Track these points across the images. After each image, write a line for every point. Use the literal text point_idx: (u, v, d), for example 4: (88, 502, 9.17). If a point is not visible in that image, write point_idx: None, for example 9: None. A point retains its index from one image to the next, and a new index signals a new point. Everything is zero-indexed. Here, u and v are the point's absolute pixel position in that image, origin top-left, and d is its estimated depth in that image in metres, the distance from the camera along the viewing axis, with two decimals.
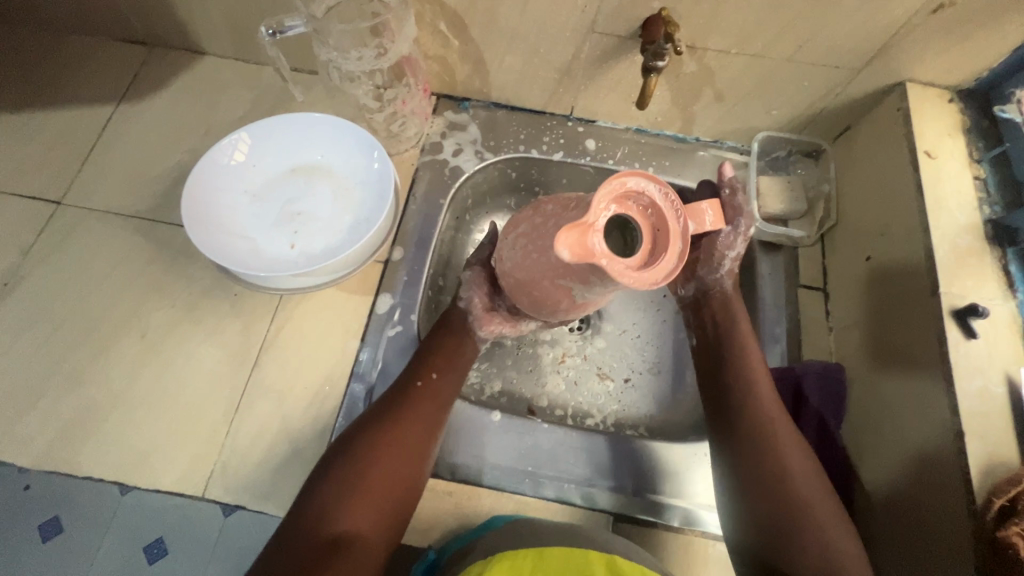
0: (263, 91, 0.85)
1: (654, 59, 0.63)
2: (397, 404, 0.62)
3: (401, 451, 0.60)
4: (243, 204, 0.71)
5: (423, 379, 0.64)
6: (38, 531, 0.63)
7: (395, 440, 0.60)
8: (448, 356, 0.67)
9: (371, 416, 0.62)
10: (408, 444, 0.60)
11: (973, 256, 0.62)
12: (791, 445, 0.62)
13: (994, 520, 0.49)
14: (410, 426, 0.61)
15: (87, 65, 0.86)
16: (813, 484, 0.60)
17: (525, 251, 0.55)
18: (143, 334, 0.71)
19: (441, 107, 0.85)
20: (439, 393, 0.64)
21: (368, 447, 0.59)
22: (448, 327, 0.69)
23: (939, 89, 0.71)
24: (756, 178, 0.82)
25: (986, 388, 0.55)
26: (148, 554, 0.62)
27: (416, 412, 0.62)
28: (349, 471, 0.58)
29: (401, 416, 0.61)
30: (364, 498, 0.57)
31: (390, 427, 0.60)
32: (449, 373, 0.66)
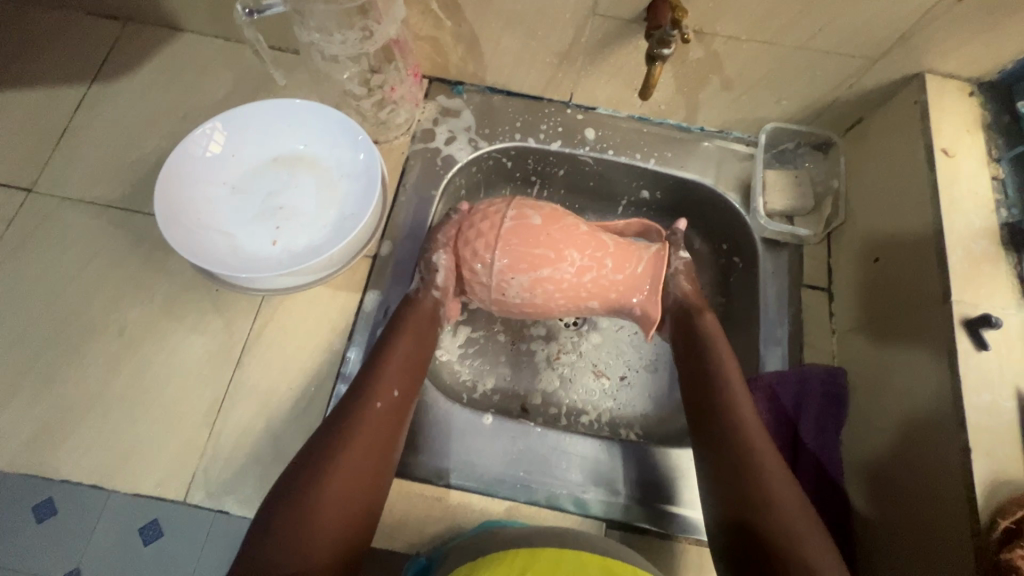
0: (244, 72, 0.80)
1: (660, 47, 0.59)
2: (349, 426, 0.56)
3: (355, 472, 0.54)
4: (222, 197, 0.68)
5: (382, 399, 0.58)
6: (32, 511, 0.61)
7: (351, 461, 0.54)
8: (405, 365, 0.62)
9: (325, 432, 0.56)
10: (365, 466, 0.55)
11: (987, 263, 0.59)
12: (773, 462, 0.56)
13: (997, 541, 0.48)
14: (366, 447, 0.56)
15: (56, 41, 0.81)
16: (799, 507, 0.53)
17: (546, 296, 0.63)
18: (121, 331, 0.68)
19: (433, 92, 0.81)
20: (397, 409, 0.59)
21: (321, 470, 0.53)
22: (408, 333, 0.64)
23: (960, 81, 0.67)
24: (763, 171, 0.78)
25: (996, 402, 0.53)
26: (144, 534, 0.61)
27: (371, 431, 0.56)
28: (304, 502, 0.51)
29: (356, 435, 0.56)
30: (317, 527, 0.51)
31: (345, 448, 0.55)
32: (407, 387, 0.61)
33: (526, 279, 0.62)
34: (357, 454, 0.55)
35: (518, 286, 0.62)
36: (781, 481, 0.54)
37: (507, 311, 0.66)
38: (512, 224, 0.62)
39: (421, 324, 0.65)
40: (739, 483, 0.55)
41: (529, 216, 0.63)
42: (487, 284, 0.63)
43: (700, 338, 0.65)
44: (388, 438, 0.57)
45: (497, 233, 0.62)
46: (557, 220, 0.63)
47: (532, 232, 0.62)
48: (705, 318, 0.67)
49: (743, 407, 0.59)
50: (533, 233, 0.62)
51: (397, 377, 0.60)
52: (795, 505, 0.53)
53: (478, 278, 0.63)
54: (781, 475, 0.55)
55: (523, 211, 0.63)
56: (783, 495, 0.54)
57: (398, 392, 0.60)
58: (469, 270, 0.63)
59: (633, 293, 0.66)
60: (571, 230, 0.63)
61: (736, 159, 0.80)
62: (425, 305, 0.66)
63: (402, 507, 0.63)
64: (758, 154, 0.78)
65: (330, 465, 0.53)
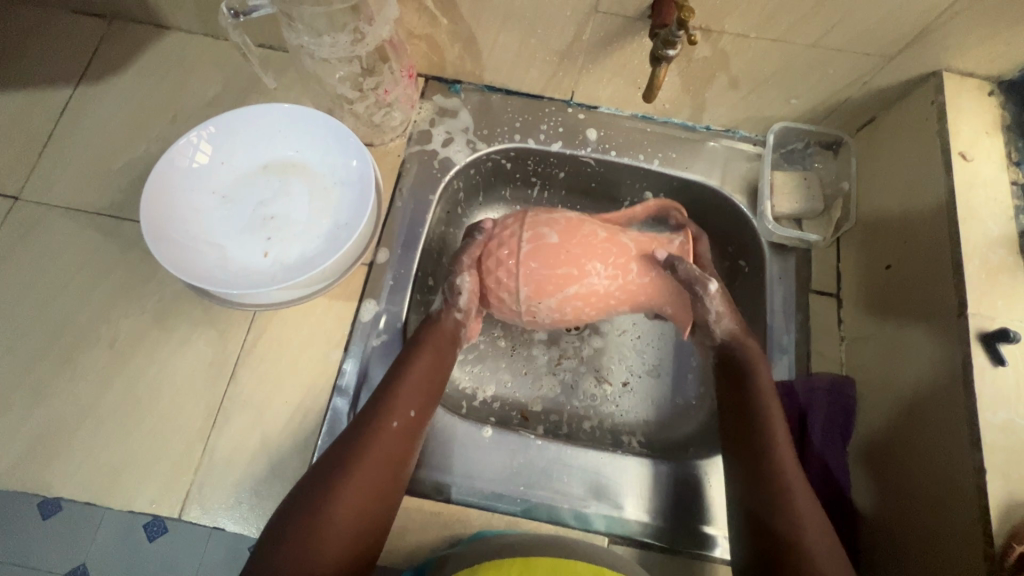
0: (234, 72, 0.78)
1: (665, 48, 0.56)
2: (365, 445, 0.55)
3: (372, 493, 0.53)
4: (212, 206, 0.66)
5: (399, 420, 0.57)
6: (37, 509, 0.61)
7: (368, 483, 0.53)
8: (425, 387, 0.60)
9: (340, 454, 0.54)
10: (381, 489, 0.54)
11: (1005, 272, 0.57)
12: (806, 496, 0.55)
13: (1011, 566, 0.47)
14: (383, 469, 0.54)
15: (39, 40, 0.78)
16: (827, 540, 0.52)
17: (574, 309, 0.64)
18: (113, 343, 0.67)
19: (429, 91, 0.78)
20: (414, 430, 0.58)
21: (338, 491, 0.52)
22: (428, 352, 0.62)
23: (979, 79, 0.64)
24: (771, 172, 0.75)
25: (1011, 420, 0.51)
26: (148, 531, 0.61)
27: (387, 452, 0.55)
28: (317, 520, 0.50)
29: (373, 457, 0.54)
30: (328, 546, 0.50)
31: (364, 470, 0.53)
32: (425, 405, 0.60)
33: (552, 302, 0.63)
34: (373, 475, 0.54)
35: (546, 309, 0.63)
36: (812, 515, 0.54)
37: (537, 330, 0.66)
38: (530, 247, 0.62)
39: (441, 344, 0.63)
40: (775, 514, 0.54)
41: (544, 234, 0.63)
42: (515, 295, 0.63)
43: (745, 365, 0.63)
44: (402, 457, 0.56)
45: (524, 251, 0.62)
46: (575, 233, 0.63)
47: (552, 249, 0.62)
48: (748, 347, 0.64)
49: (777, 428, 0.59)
50: (553, 252, 0.62)
51: (414, 399, 0.59)
52: (819, 533, 0.53)
53: (505, 300, 0.64)
54: (810, 508, 0.54)
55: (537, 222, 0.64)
56: (810, 524, 0.53)
57: (415, 412, 0.59)
58: (499, 288, 0.63)
59: (660, 299, 0.67)
60: (590, 238, 0.64)
61: (743, 159, 0.77)
62: (448, 326, 0.64)
63: (399, 524, 0.62)
64: (766, 155, 0.76)
65: (345, 486, 0.52)
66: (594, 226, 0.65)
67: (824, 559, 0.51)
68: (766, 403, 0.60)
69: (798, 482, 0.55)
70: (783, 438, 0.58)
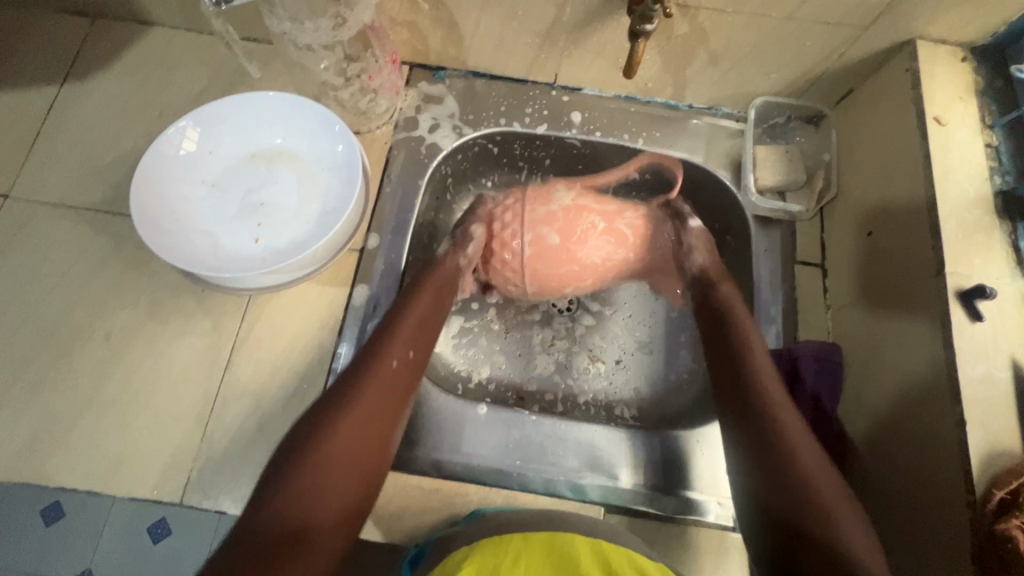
0: (219, 65, 0.78)
1: (642, 23, 0.57)
2: (365, 376, 0.57)
3: (374, 424, 0.55)
4: (202, 196, 0.67)
5: (400, 357, 0.59)
6: (34, 510, 0.61)
7: (369, 409, 0.55)
8: (423, 327, 0.63)
9: (343, 386, 0.56)
10: (382, 417, 0.56)
11: (981, 232, 0.58)
12: (779, 401, 0.58)
13: (993, 512, 0.48)
14: (384, 396, 0.57)
15: (24, 41, 0.78)
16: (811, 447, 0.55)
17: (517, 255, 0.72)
18: (108, 336, 0.67)
19: (414, 78, 0.79)
20: (412, 367, 0.60)
21: (337, 416, 0.54)
22: (431, 289, 0.65)
23: (952, 47, 0.66)
24: (753, 147, 0.76)
25: (990, 372, 0.53)
26: (153, 533, 0.61)
27: (388, 383, 0.57)
28: (318, 446, 0.52)
29: (374, 387, 0.56)
30: (334, 473, 0.51)
31: (362, 397, 0.56)
32: (423, 345, 0.63)
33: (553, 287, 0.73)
34: (374, 404, 0.56)
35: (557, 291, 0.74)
36: (798, 430, 0.56)
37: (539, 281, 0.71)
38: (531, 253, 0.70)
39: (438, 290, 0.66)
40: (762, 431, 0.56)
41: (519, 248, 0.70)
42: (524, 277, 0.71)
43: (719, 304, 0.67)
44: (402, 390, 0.59)
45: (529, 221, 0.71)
46: (573, 231, 0.70)
47: (551, 255, 0.70)
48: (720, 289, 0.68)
49: (762, 369, 0.60)
50: (554, 255, 0.70)
51: (412, 339, 0.61)
52: (810, 448, 0.54)
53: (510, 262, 0.71)
54: (802, 434, 0.55)
55: (542, 192, 0.72)
56: (800, 436, 0.55)
57: (414, 351, 0.61)
58: (504, 253, 0.71)
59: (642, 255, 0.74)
60: (587, 231, 0.70)
61: (726, 136, 0.78)
62: (449, 266, 0.68)
63: (398, 502, 0.63)
64: (748, 130, 0.77)
65: (343, 414, 0.54)
66: (592, 216, 0.70)
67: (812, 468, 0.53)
68: (743, 330, 0.63)
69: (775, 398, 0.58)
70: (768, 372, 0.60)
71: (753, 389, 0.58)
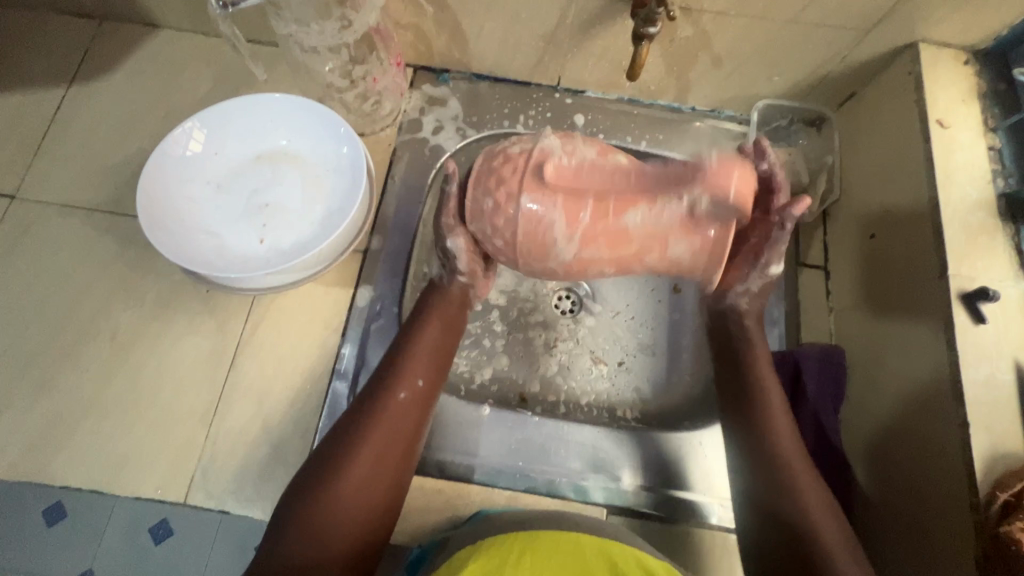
0: (225, 67, 0.79)
1: (645, 25, 0.57)
2: (374, 413, 0.57)
3: (386, 458, 0.55)
4: (207, 196, 0.67)
5: (407, 390, 0.58)
6: (39, 508, 0.62)
7: (379, 446, 0.55)
8: (433, 356, 0.62)
9: (351, 423, 0.56)
10: (391, 453, 0.56)
11: (984, 234, 0.58)
12: (796, 452, 0.59)
13: (996, 515, 0.48)
14: (393, 431, 0.56)
15: (32, 43, 0.79)
16: (823, 503, 0.56)
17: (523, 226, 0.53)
18: (113, 336, 0.68)
19: (419, 81, 0.79)
20: (422, 398, 0.59)
21: (349, 454, 0.54)
22: (437, 316, 0.63)
23: (955, 50, 0.66)
24: (755, 149, 0.76)
25: (993, 375, 0.53)
26: (154, 534, 0.61)
27: (396, 418, 0.57)
28: (331, 487, 0.53)
29: (383, 423, 0.56)
30: (344, 514, 0.52)
31: (372, 435, 0.56)
32: (434, 373, 0.61)
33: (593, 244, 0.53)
34: (383, 440, 0.56)
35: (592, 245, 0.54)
36: (811, 484, 0.57)
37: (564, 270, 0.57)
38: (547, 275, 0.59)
39: (448, 314, 0.64)
40: (774, 481, 0.57)
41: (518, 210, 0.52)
42: (512, 222, 0.53)
43: (739, 341, 0.65)
44: (414, 424, 0.58)
45: (535, 167, 0.51)
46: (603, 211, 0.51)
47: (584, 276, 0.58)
48: (752, 345, 0.64)
49: (782, 422, 0.60)
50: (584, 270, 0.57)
51: (421, 368, 0.60)
52: (817, 496, 0.56)
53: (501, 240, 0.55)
54: (813, 487, 0.57)
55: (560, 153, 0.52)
56: (811, 491, 0.56)
57: (424, 380, 0.60)
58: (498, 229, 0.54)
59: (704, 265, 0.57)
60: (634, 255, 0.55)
61: (729, 138, 0.79)
62: (454, 292, 0.65)
63: (401, 502, 0.63)
64: (750, 132, 0.77)
65: (358, 447, 0.55)
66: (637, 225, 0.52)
67: (823, 526, 0.55)
68: (761, 373, 0.62)
69: (790, 451, 0.59)
70: (780, 410, 0.61)
71: (772, 437, 0.59)
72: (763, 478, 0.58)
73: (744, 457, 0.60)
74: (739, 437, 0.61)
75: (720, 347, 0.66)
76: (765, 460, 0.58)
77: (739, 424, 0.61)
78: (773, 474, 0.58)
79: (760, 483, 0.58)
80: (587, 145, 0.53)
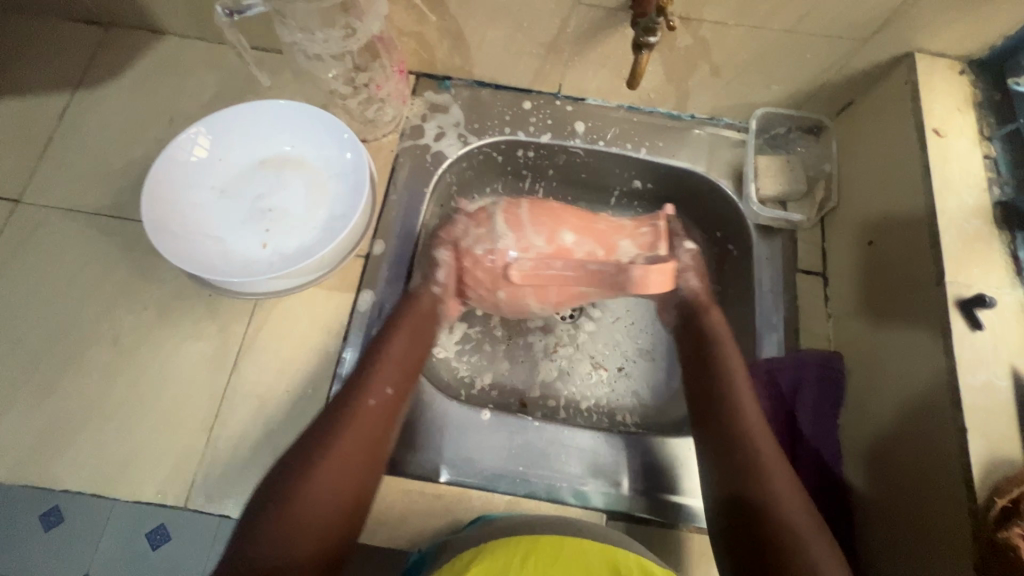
0: (229, 73, 0.80)
1: (645, 34, 0.58)
2: (343, 418, 0.56)
3: (351, 462, 0.54)
4: (211, 201, 0.68)
5: (376, 395, 0.59)
6: (39, 512, 0.62)
7: (345, 451, 0.55)
8: (404, 364, 0.62)
9: (318, 429, 0.56)
10: (358, 458, 0.55)
11: (980, 242, 0.59)
12: (769, 447, 0.58)
13: (993, 520, 0.48)
14: (360, 436, 0.56)
15: (38, 49, 0.80)
16: (797, 498, 0.54)
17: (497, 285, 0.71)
18: (115, 340, 0.68)
19: (421, 87, 0.80)
20: (391, 405, 0.59)
21: (314, 459, 0.53)
22: (408, 325, 0.64)
23: (951, 60, 0.67)
24: (754, 157, 0.77)
25: (990, 381, 0.53)
26: (151, 539, 0.61)
27: (365, 423, 0.57)
28: (293, 491, 0.51)
29: (352, 428, 0.56)
30: (306, 518, 0.51)
31: (340, 440, 0.55)
32: (404, 380, 0.62)
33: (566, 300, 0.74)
34: (352, 445, 0.55)
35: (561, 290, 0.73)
36: (785, 481, 0.55)
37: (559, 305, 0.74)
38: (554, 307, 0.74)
39: (420, 323, 0.65)
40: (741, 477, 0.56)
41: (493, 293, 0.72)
42: (496, 305, 0.73)
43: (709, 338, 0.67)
44: (382, 429, 0.58)
45: (502, 270, 0.71)
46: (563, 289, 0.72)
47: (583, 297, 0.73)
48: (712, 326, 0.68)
49: (750, 416, 0.60)
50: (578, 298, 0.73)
51: (392, 375, 0.61)
52: (793, 491, 0.55)
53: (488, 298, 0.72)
54: (787, 480, 0.55)
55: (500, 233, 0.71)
56: (785, 486, 0.55)
57: (393, 388, 0.60)
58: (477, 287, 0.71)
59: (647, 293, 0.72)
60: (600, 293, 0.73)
61: (728, 145, 0.79)
62: (425, 302, 0.67)
63: (401, 507, 0.63)
64: (749, 140, 0.78)
65: (324, 451, 0.54)
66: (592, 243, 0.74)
67: (799, 521, 0.52)
68: (728, 370, 0.63)
69: (764, 449, 0.57)
70: (750, 406, 0.61)
71: (741, 430, 0.59)
72: (732, 476, 0.57)
73: (714, 458, 0.59)
74: (707, 438, 0.61)
75: (691, 346, 0.68)
76: (732, 457, 0.58)
77: (708, 424, 0.61)
78: (742, 467, 0.57)
79: (731, 480, 0.57)
80: (536, 235, 0.72)
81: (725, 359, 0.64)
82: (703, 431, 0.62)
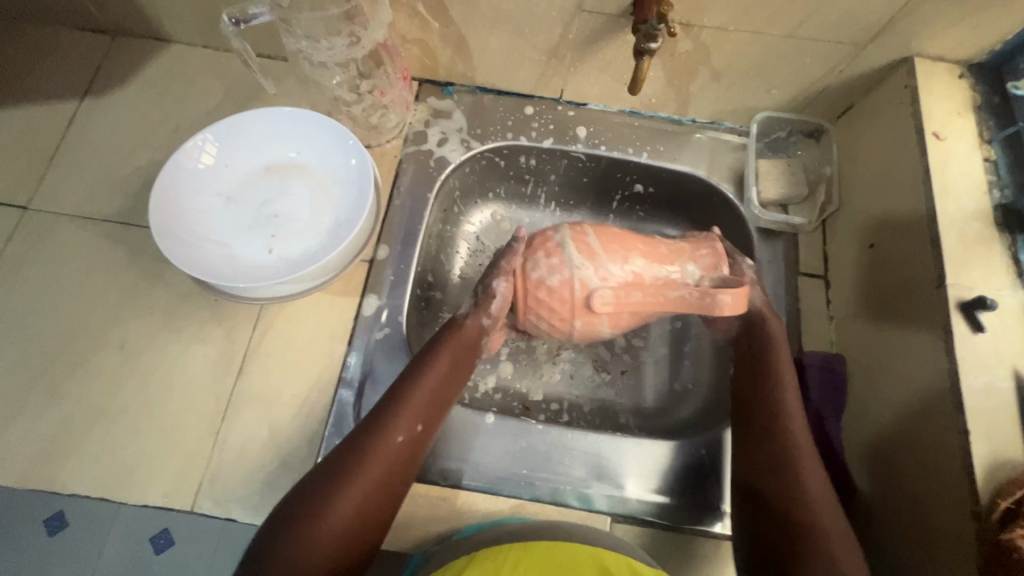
0: (234, 80, 0.80)
1: (646, 41, 0.59)
2: (370, 449, 0.55)
3: (371, 496, 0.54)
4: (217, 208, 0.69)
5: (405, 433, 0.57)
6: (46, 516, 0.62)
7: (368, 485, 0.54)
8: (435, 398, 0.60)
9: (346, 454, 0.55)
10: (379, 493, 0.54)
11: (981, 244, 0.59)
12: (817, 483, 0.56)
13: (996, 523, 0.48)
14: (384, 472, 0.55)
15: (45, 58, 0.81)
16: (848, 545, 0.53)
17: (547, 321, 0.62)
18: (122, 345, 0.69)
19: (424, 94, 0.81)
20: (418, 443, 0.58)
21: (337, 490, 0.53)
22: (447, 357, 0.62)
23: (950, 64, 0.67)
24: (755, 161, 0.78)
25: (993, 383, 0.54)
26: (156, 544, 0.61)
27: (391, 460, 0.56)
28: (312, 518, 0.51)
29: (378, 464, 0.55)
30: (320, 546, 0.51)
31: (364, 475, 0.54)
32: (433, 417, 0.60)
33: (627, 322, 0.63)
34: (376, 480, 0.54)
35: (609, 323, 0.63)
36: (835, 522, 0.54)
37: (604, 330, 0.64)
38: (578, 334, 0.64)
39: (459, 352, 0.63)
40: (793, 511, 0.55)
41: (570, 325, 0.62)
42: (569, 334, 0.64)
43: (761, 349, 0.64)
44: (405, 467, 0.57)
45: (583, 299, 0.60)
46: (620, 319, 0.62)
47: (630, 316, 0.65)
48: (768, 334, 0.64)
49: (802, 446, 0.58)
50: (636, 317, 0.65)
51: (422, 413, 0.59)
52: (845, 543, 0.53)
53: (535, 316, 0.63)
54: (840, 529, 0.54)
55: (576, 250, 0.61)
56: (835, 530, 0.54)
57: (422, 425, 0.59)
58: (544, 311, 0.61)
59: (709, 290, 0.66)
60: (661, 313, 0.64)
61: (729, 149, 0.80)
62: (470, 334, 0.63)
63: (407, 510, 0.63)
64: (750, 144, 0.78)
65: (349, 482, 0.53)
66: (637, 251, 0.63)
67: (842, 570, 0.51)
68: (782, 393, 0.61)
69: (812, 484, 0.56)
70: (804, 438, 0.59)
71: (788, 455, 0.58)
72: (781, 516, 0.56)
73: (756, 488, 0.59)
74: (752, 462, 0.60)
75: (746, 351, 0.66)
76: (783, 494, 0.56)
77: (756, 449, 0.60)
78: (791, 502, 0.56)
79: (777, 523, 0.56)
80: (614, 264, 0.61)
81: (776, 378, 0.62)
82: (750, 456, 0.60)
